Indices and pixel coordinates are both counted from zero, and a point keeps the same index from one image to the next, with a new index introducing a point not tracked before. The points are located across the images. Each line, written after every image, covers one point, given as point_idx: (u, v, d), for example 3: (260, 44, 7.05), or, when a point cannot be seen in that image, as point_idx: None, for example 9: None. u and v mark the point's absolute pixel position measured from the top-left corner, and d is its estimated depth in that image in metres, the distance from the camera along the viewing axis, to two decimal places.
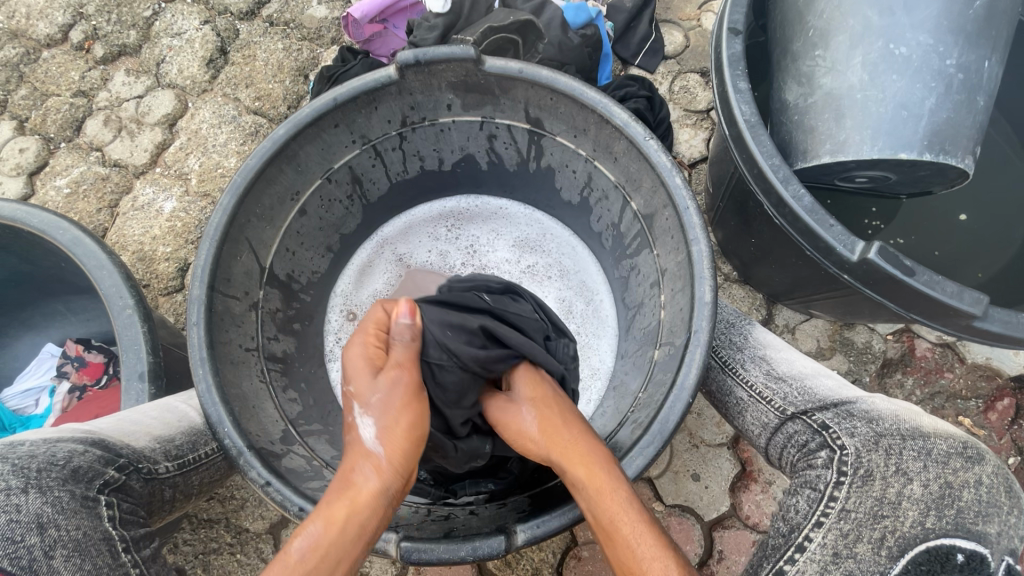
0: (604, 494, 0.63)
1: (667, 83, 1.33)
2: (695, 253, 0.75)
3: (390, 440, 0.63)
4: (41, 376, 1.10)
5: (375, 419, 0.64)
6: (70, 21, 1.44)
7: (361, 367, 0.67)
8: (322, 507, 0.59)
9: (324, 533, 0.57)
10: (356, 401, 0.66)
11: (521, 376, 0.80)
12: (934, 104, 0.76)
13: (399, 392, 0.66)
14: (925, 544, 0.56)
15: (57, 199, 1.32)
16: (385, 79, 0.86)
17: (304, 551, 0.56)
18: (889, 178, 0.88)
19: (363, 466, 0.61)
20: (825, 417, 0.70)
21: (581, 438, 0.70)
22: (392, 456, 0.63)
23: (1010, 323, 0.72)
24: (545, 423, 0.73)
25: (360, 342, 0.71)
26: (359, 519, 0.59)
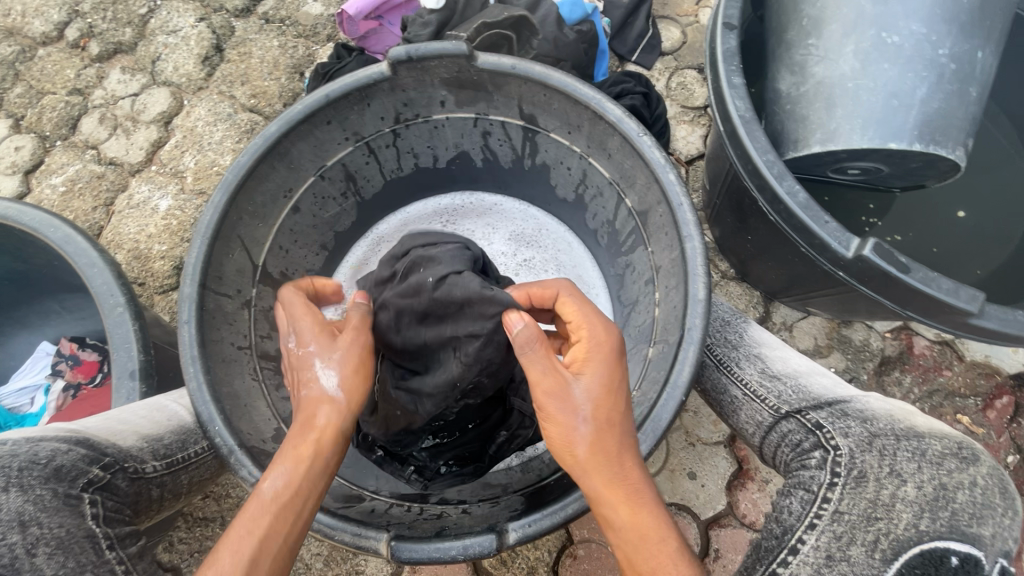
0: (648, 541, 0.58)
1: (664, 79, 1.32)
2: (689, 250, 0.74)
3: (350, 388, 0.64)
4: (36, 374, 1.09)
5: (336, 368, 0.65)
6: (66, 19, 1.44)
7: (319, 327, 0.68)
8: (288, 448, 0.60)
9: (293, 472, 0.59)
10: (317, 353, 0.66)
11: (597, 368, 0.64)
12: (926, 94, 0.75)
13: (359, 348, 0.67)
14: (919, 547, 0.55)
15: (53, 198, 1.32)
16: (378, 75, 0.86)
17: (276, 489, 0.58)
18: (881, 169, 0.88)
19: (323, 411, 0.63)
20: (819, 417, 0.70)
21: (628, 475, 0.61)
22: (351, 401, 0.64)
23: (1006, 321, 0.71)
24: (598, 447, 0.61)
25: (314, 308, 0.70)
26: (321, 458, 0.61)
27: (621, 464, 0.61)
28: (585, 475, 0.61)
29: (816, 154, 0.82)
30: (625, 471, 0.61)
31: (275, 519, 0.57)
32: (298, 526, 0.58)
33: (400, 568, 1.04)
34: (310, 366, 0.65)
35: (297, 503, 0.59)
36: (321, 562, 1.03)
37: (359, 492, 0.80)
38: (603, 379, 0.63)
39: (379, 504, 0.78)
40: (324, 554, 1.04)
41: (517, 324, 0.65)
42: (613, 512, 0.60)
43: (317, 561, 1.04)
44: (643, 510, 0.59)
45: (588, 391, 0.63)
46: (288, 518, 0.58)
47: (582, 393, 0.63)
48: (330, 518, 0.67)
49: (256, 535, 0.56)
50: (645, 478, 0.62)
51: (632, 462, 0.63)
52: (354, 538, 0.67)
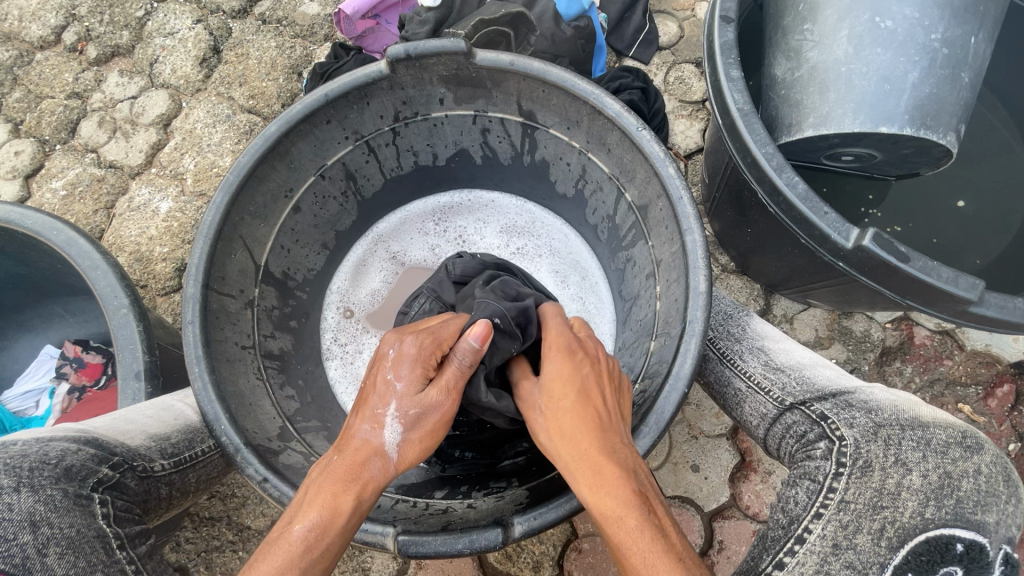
0: (612, 522, 0.57)
1: (662, 74, 1.32)
2: (689, 243, 0.75)
3: (406, 453, 0.65)
4: (41, 377, 1.10)
5: (404, 429, 0.65)
6: (63, 23, 1.44)
7: (415, 376, 0.67)
8: (326, 492, 0.59)
9: (327, 521, 0.58)
10: (397, 400, 0.66)
11: (554, 361, 0.70)
12: (918, 78, 0.76)
13: (433, 415, 0.67)
14: (925, 534, 0.56)
15: (53, 202, 1.32)
16: (377, 73, 0.86)
17: (306, 535, 0.56)
18: (874, 156, 0.88)
19: (375, 464, 0.63)
20: (823, 408, 0.70)
21: (598, 451, 0.62)
22: (402, 464, 0.65)
23: (1007, 308, 0.72)
24: (564, 422, 0.65)
25: (426, 346, 0.69)
26: (359, 512, 0.60)
27: (579, 446, 0.63)
28: (557, 449, 0.65)
29: (809, 138, 0.83)
30: (585, 451, 0.62)
31: (299, 568, 0.55)
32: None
33: (406, 564, 1.04)
34: (383, 412, 0.65)
35: (326, 555, 0.57)
36: None
37: None
38: (558, 368, 0.70)
39: (385, 500, 0.78)
40: None
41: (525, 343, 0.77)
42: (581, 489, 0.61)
43: None
44: (619, 487, 0.59)
45: (546, 385, 0.70)
46: (313, 571, 0.56)
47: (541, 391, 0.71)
48: None
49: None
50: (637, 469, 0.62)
51: (618, 447, 0.63)
52: (362, 533, 0.67)
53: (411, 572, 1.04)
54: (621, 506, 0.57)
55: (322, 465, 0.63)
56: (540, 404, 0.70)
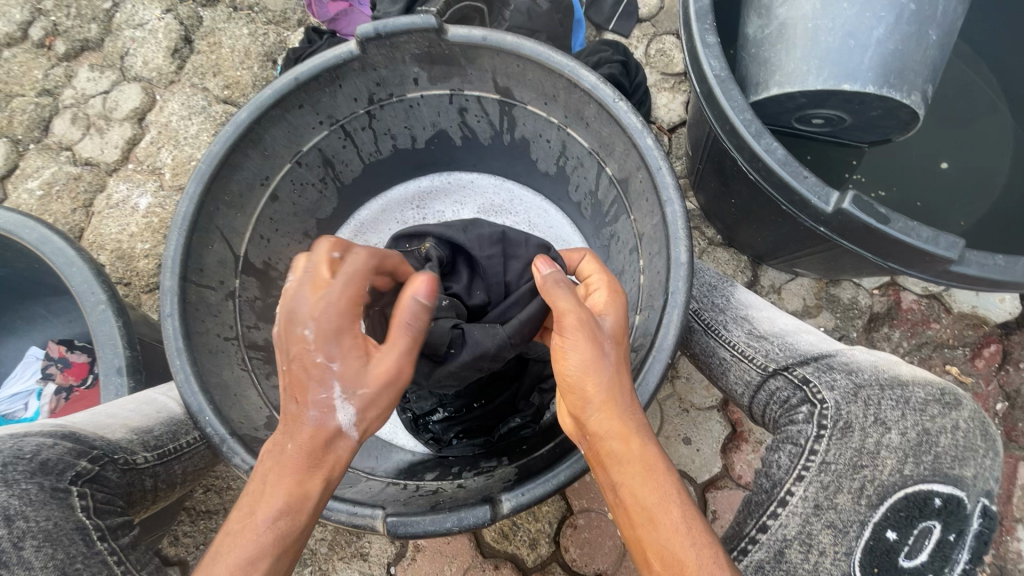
0: (651, 477, 0.58)
1: (643, 46, 1.30)
2: (670, 214, 0.74)
3: (370, 422, 0.59)
4: (27, 379, 1.08)
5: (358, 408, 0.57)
6: (29, 18, 1.40)
7: (352, 350, 0.58)
8: (294, 490, 0.55)
9: (294, 510, 0.55)
10: (341, 382, 0.57)
11: (613, 315, 0.64)
12: (883, 34, 0.74)
13: (394, 383, 0.60)
14: (904, 491, 0.57)
15: (30, 202, 1.30)
16: (347, 54, 0.84)
17: (275, 524, 0.54)
18: (845, 119, 0.88)
19: (338, 445, 0.57)
20: (805, 371, 0.70)
21: (629, 411, 0.61)
22: (369, 436, 0.60)
23: (987, 265, 0.72)
24: (615, 387, 0.61)
25: (347, 316, 0.58)
26: (328, 493, 0.58)
27: (633, 404, 0.61)
28: (596, 409, 0.60)
29: (775, 97, 0.82)
30: (634, 412, 0.61)
31: (270, 557, 0.54)
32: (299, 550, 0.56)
33: (404, 548, 1.05)
34: (327, 396, 0.56)
35: (296, 535, 0.55)
36: (326, 547, 1.05)
37: (356, 473, 0.80)
38: (619, 320, 0.64)
39: (375, 484, 0.78)
40: (328, 539, 1.05)
41: (545, 269, 0.65)
42: (617, 452, 0.59)
43: (321, 546, 1.05)
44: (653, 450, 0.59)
45: (612, 329, 0.63)
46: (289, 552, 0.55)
47: (609, 327, 0.63)
48: (325, 499, 0.68)
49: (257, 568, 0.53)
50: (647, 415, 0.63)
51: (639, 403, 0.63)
52: (350, 517, 0.67)
53: (409, 555, 1.05)
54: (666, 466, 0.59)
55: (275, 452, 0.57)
56: (605, 351, 0.61)
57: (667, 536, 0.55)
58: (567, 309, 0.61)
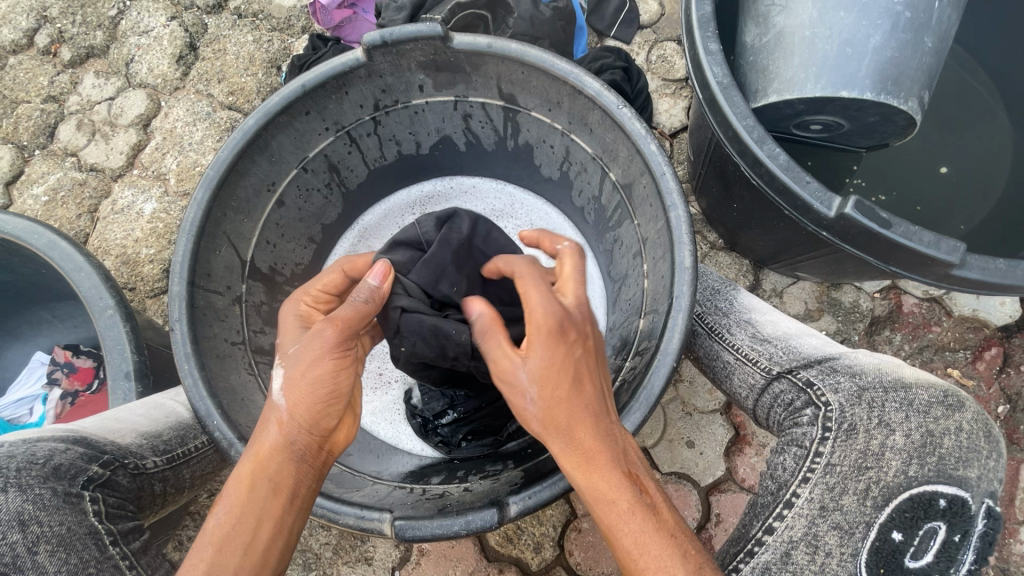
0: (603, 505, 0.59)
1: (644, 53, 1.31)
2: (674, 219, 0.75)
3: (295, 394, 0.62)
4: (32, 384, 1.08)
5: (285, 370, 0.64)
6: (35, 25, 1.41)
7: (292, 329, 0.68)
8: (232, 477, 0.61)
9: (235, 503, 0.59)
10: (280, 361, 0.65)
11: (541, 343, 0.62)
12: (880, 42, 0.75)
13: (316, 343, 0.63)
14: (909, 492, 0.58)
15: (36, 208, 1.31)
16: (353, 62, 0.85)
17: (221, 523, 0.59)
18: (842, 125, 0.88)
19: (271, 425, 0.63)
20: (809, 374, 0.70)
21: (576, 442, 0.61)
22: (295, 411, 0.63)
23: (989, 269, 0.72)
24: (549, 416, 0.62)
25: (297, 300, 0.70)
26: (267, 480, 0.61)
27: (573, 436, 0.61)
28: (543, 440, 0.63)
29: (774, 104, 0.83)
30: (578, 441, 0.60)
31: (213, 555, 0.57)
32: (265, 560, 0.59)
33: (408, 552, 1.05)
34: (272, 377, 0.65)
35: (243, 535, 0.59)
36: (330, 551, 1.05)
37: (362, 477, 0.80)
38: (548, 354, 0.62)
39: (382, 488, 0.78)
40: (333, 543, 1.06)
41: (477, 310, 0.71)
42: (575, 478, 0.61)
43: (326, 550, 1.05)
44: (601, 474, 0.59)
45: (533, 369, 0.62)
46: (237, 553, 0.58)
47: (528, 374, 0.62)
48: (333, 503, 0.68)
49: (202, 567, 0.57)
50: (602, 432, 0.61)
51: (595, 424, 0.61)
52: (359, 520, 0.68)
53: (414, 559, 1.05)
54: (611, 489, 0.59)
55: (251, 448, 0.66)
56: (527, 388, 0.62)
57: (621, 548, 0.58)
58: (498, 357, 0.65)
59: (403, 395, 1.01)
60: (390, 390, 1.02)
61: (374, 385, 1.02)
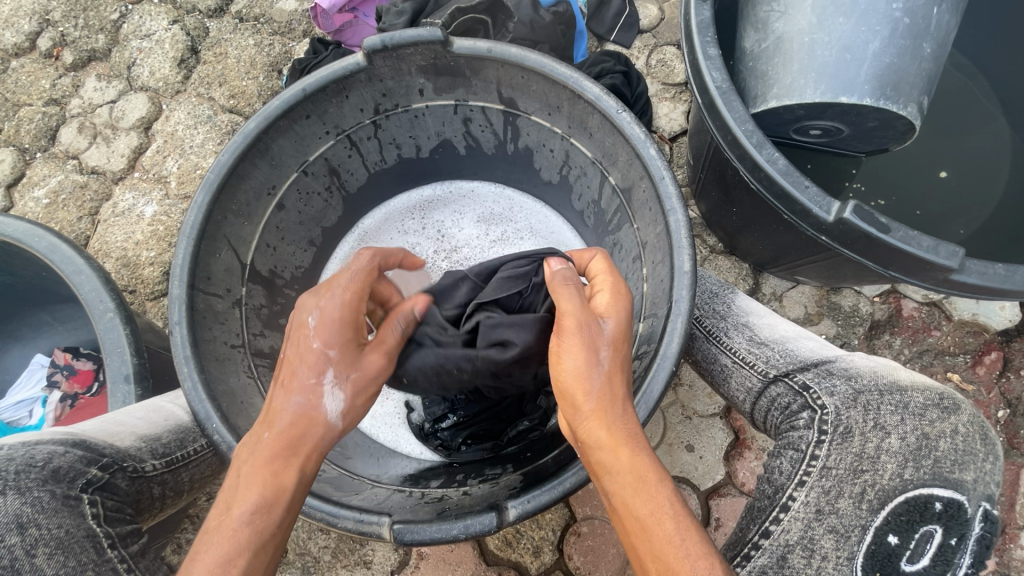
0: (648, 485, 0.58)
1: (644, 57, 1.31)
2: (673, 223, 0.75)
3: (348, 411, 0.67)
4: (32, 386, 1.08)
5: (342, 387, 0.67)
6: (37, 29, 1.42)
7: (349, 342, 0.68)
8: (266, 475, 0.60)
9: (269, 504, 0.59)
10: (332, 367, 0.66)
11: (614, 317, 0.67)
12: (879, 48, 0.75)
13: (376, 382, 0.71)
14: (905, 495, 0.58)
15: (37, 210, 1.31)
16: (354, 66, 0.85)
17: (252, 518, 0.58)
18: (842, 130, 0.89)
19: (316, 432, 0.65)
20: (805, 378, 0.70)
21: (622, 419, 0.62)
22: (341, 429, 0.67)
23: (986, 274, 0.72)
24: (607, 390, 0.62)
25: (348, 301, 0.68)
26: (303, 486, 0.62)
27: (627, 409, 0.63)
28: (589, 416, 0.62)
29: (773, 109, 0.84)
30: (630, 418, 0.62)
31: (250, 553, 0.56)
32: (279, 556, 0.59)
33: (407, 555, 1.05)
34: (316, 382, 0.65)
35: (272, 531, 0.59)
36: (330, 555, 1.05)
37: (361, 481, 0.80)
38: (622, 327, 0.66)
39: (381, 492, 0.78)
40: (332, 547, 1.05)
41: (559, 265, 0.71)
42: (615, 458, 0.59)
43: (325, 554, 1.05)
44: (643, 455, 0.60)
45: (614, 330, 0.66)
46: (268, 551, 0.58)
47: (611, 330, 0.65)
48: (331, 506, 0.68)
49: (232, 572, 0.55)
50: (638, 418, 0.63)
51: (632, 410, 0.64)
52: (358, 524, 0.68)
53: (413, 562, 1.05)
54: (658, 471, 0.59)
55: (255, 437, 0.63)
56: (599, 353, 0.64)
57: (661, 541, 0.55)
58: (569, 311, 0.65)
59: (403, 399, 1.01)
60: (392, 395, 1.01)
61: None
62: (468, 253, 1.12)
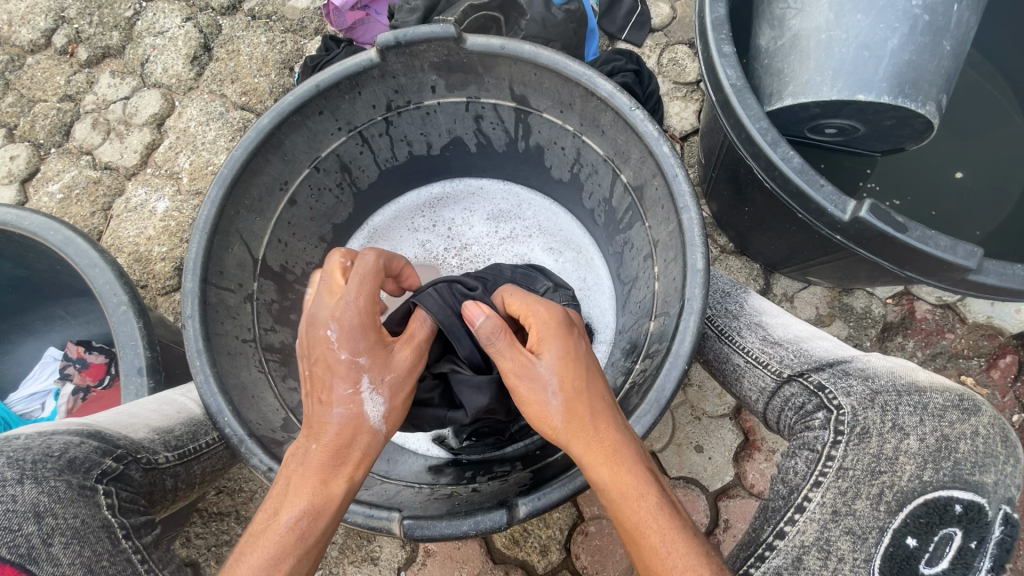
0: (629, 499, 0.58)
1: (655, 56, 1.31)
2: (686, 222, 0.74)
3: (393, 418, 0.64)
4: (45, 379, 1.09)
5: (384, 398, 0.63)
6: (53, 26, 1.43)
7: (378, 345, 0.64)
8: (311, 485, 0.58)
9: (319, 514, 0.58)
10: (367, 374, 0.63)
11: (552, 339, 0.65)
12: (897, 45, 0.75)
13: (413, 378, 0.67)
14: (924, 497, 0.57)
15: (51, 205, 1.32)
16: (367, 62, 0.85)
17: (297, 525, 0.57)
18: (857, 129, 0.88)
19: (362, 441, 0.62)
20: (821, 377, 0.70)
21: (600, 437, 0.60)
22: (389, 434, 0.64)
23: (1005, 274, 0.71)
24: (574, 416, 0.62)
25: (371, 313, 0.64)
26: (350, 495, 0.60)
27: (598, 428, 0.61)
28: (568, 443, 0.62)
29: (789, 107, 0.83)
30: (604, 435, 0.60)
31: (296, 560, 0.56)
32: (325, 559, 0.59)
33: (414, 552, 1.05)
34: (354, 390, 0.62)
35: (321, 540, 0.57)
36: (336, 551, 1.05)
37: (371, 476, 0.81)
38: (562, 347, 0.65)
39: (391, 488, 0.78)
40: (339, 543, 1.05)
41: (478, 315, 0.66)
42: (599, 476, 0.59)
43: (332, 550, 1.05)
44: (628, 471, 0.59)
45: (552, 363, 0.64)
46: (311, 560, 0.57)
47: (548, 367, 0.64)
48: None
49: None
50: (625, 429, 0.62)
51: (614, 422, 0.62)
52: (367, 519, 0.68)
53: (419, 559, 1.05)
54: (641, 483, 0.58)
55: (300, 449, 0.61)
56: (549, 382, 0.63)
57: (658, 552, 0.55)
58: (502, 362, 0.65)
59: None
60: None
61: None
62: (478, 252, 1.12)
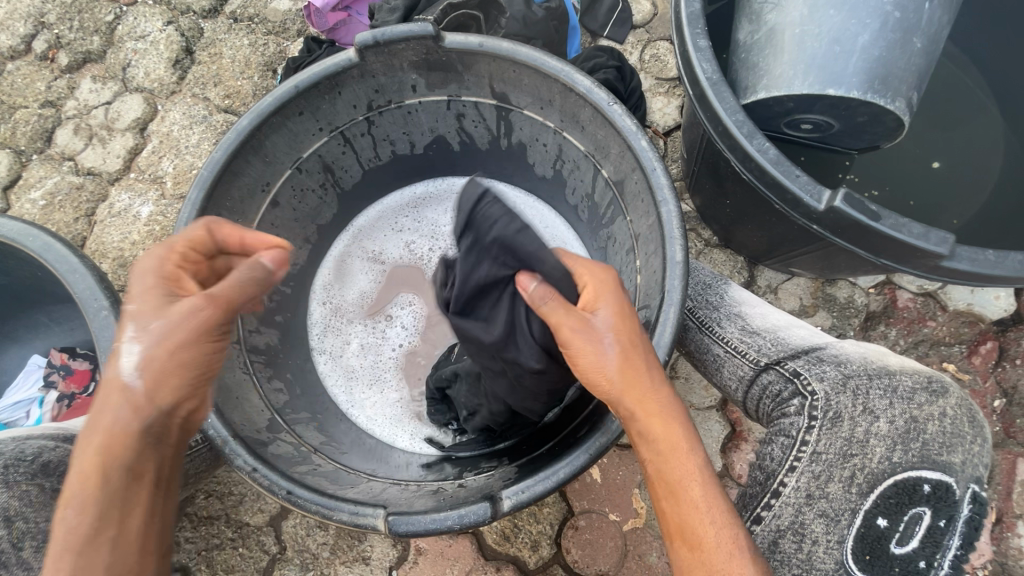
0: (676, 453, 0.62)
1: (637, 52, 1.32)
2: (665, 214, 0.75)
3: (150, 375, 0.58)
4: (29, 387, 1.09)
5: (141, 348, 0.58)
6: (32, 31, 1.42)
7: (153, 292, 0.60)
8: (81, 453, 0.58)
9: (84, 490, 0.56)
10: (133, 320, 0.59)
11: (607, 300, 0.66)
12: (868, 41, 0.75)
13: (181, 331, 0.59)
14: (894, 478, 0.58)
15: (34, 212, 1.31)
16: (346, 62, 0.86)
17: (74, 510, 0.56)
18: (832, 125, 0.89)
19: (118, 401, 0.58)
20: (796, 365, 0.71)
21: (654, 391, 0.64)
22: (152, 390, 0.59)
23: (977, 260, 0.72)
24: (630, 368, 0.63)
25: (153, 260, 0.62)
26: (144, 454, 0.59)
27: (650, 386, 0.64)
28: (620, 396, 0.64)
29: (762, 101, 0.84)
30: (651, 393, 0.63)
31: (77, 543, 0.55)
32: (147, 547, 0.58)
33: (406, 551, 1.05)
34: (122, 335, 0.59)
35: (105, 518, 0.56)
36: (328, 551, 1.05)
37: (358, 475, 0.81)
38: (616, 305, 0.66)
39: (376, 485, 0.79)
40: (331, 543, 1.06)
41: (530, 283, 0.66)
42: (648, 428, 0.63)
43: (324, 550, 1.05)
44: (677, 427, 0.63)
45: (608, 319, 0.65)
46: (104, 546, 0.56)
47: (603, 323, 0.65)
48: (327, 499, 0.69)
49: (65, 559, 0.55)
50: (671, 388, 0.65)
51: (662, 379, 0.65)
52: (353, 516, 0.68)
53: (411, 558, 1.05)
54: (684, 441, 0.62)
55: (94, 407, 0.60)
56: (608, 339, 0.64)
57: (688, 511, 0.59)
58: (560, 321, 0.64)
59: (399, 397, 1.01)
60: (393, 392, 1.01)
61: (370, 382, 1.02)
62: None
